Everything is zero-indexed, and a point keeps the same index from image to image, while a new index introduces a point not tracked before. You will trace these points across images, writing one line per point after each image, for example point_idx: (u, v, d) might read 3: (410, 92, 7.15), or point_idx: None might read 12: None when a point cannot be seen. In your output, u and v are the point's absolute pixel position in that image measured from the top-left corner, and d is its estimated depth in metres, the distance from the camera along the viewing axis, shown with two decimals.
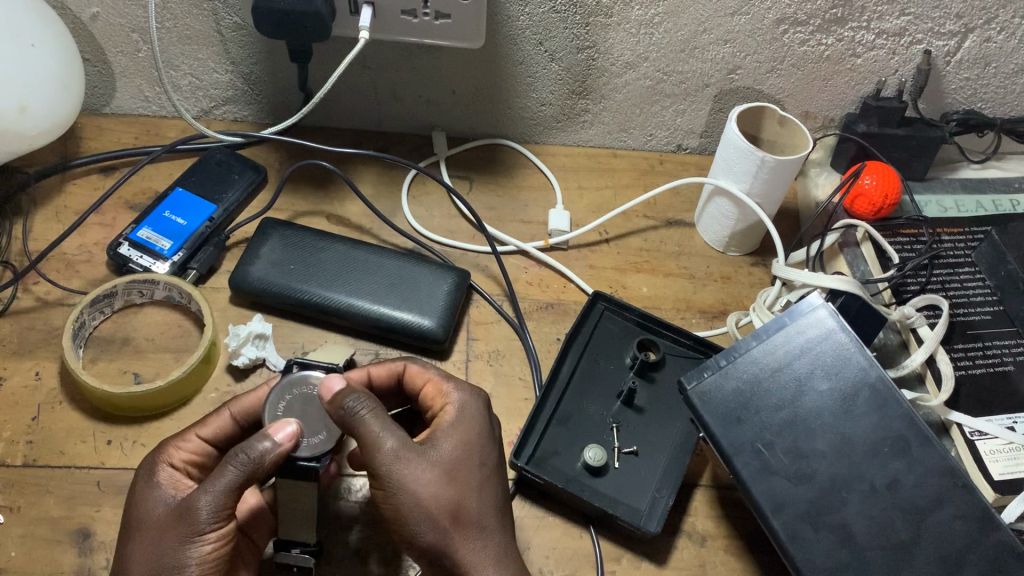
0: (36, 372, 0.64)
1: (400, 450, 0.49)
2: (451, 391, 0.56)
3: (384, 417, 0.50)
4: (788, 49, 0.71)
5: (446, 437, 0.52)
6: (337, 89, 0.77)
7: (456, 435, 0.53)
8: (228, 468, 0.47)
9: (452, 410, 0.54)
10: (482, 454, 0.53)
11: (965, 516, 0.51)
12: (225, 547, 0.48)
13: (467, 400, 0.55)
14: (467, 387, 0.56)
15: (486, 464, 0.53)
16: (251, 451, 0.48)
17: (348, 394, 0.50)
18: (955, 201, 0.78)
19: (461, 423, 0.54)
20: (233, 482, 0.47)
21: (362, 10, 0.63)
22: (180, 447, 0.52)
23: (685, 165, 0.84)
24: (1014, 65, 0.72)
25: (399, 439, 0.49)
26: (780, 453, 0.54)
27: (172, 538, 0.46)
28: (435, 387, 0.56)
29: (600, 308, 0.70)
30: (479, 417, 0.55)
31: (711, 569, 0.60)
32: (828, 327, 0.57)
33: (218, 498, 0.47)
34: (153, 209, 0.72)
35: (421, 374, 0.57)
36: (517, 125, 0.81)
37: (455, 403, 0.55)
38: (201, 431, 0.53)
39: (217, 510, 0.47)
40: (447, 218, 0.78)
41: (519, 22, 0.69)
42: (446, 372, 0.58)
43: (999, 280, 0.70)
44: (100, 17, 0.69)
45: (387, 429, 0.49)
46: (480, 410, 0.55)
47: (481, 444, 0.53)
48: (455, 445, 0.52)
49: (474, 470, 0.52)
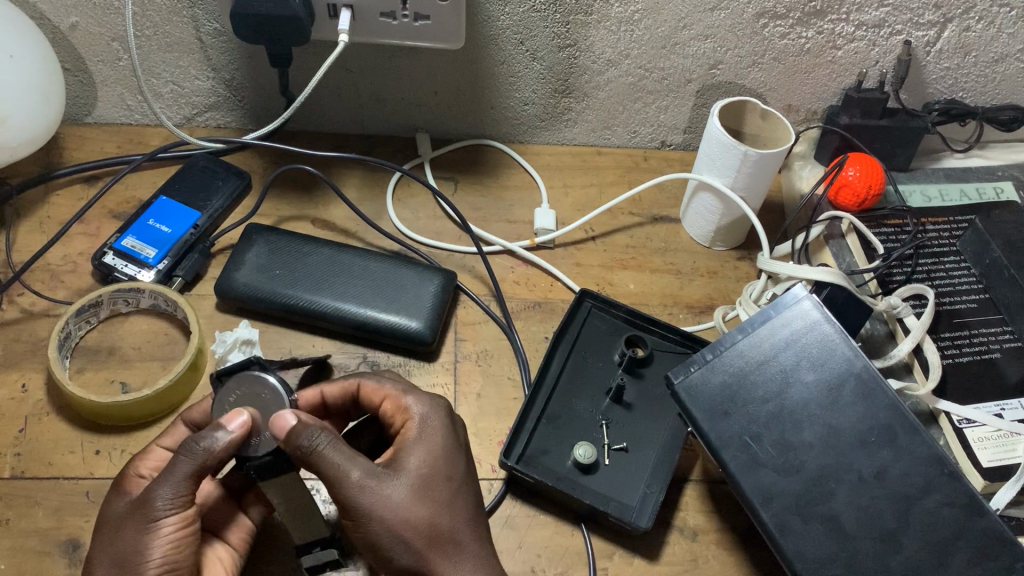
0: (22, 384, 0.64)
1: (369, 474, 0.49)
2: (411, 405, 0.55)
3: (343, 448, 0.48)
4: (769, 43, 0.72)
5: (411, 454, 0.52)
6: (319, 93, 0.77)
7: (426, 447, 0.53)
8: (179, 461, 0.46)
9: (415, 420, 0.54)
10: (450, 466, 0.53)
11: (953, 503, 0.52)
12: (186, 537, 0.48)
13: (427, 409, 0.55)
14: (427, 398, 0.56)
15: (454, 477, 0.53)
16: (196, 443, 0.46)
17: (304, 428, 0.47)
18: (940, 190, 0.78)
19: (429, 436, 0.54)
20: (187, 472, 0.47)
21: (342, 14, 0.63)
22: (144, 458, 0.52)
23: (669, 161, 0.84)
24: (994, 54, 0.73)
25: (363, 468, 0.48)
26: (768, 445, 0.54)
27: (131, 529, 0.47)
28: (394, 401, 0.56)
29: (587, 306, 0.70)
30: (442, 429, 0.55)
31: (703, 564, 0.60)
32: (813, 319, 0.58)
33: (174, 488, 0.47)
34: (137, 217, 0.71)
35: (377, 391, 0.56)
36: (501, 125, 0.81)
37: (416, 415, 0.55)
38: (163, 441, 0.54)
39: (171, 499, 0.47)
40: (433, 220, 0.78)
41: (499, 22, 0.69)
42: (403, 384, 0.57)
43: (984, 268, 0.70)
44: (80, 26, 0.69)
45: (349, 459, 0.48)
46: (444, 420, 0.55)
47: (450, 456, 0.53)
48: (425, 458, 0.52)
49: (446, 483, 0.52)
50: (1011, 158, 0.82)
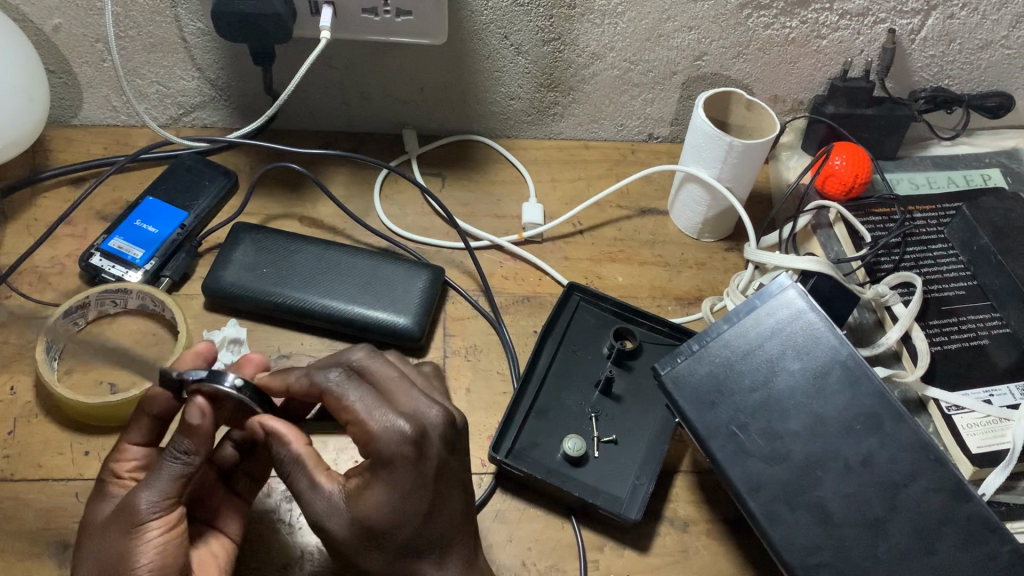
0: (11, 387, 0.64)
1: (326, 511, 0.48)
2: (372, 436, 0.46)
3: (310, 474, 0.48)
4: (753, 33, 0.72)
5: (371, 493, 0.46)
6: (305, 90, 0.77)
7: (384, 489, 0.46)
8: (165, 463, 0.48)
9: (376, 454, 0.46)
10: (412, 510, 0.46)
11: (939, 489, 0.52)
12: (174, 539, 0.48)
13: (387, 439, 0.46)
14: (391, 428, 0.46)
15: (416, 522, 0.46)
16: (179, 445, 0.48)
17: (277, 438, 0.49)
18: (927, 178, 0.78)
19: (390, 477, 0.46)
20: (173, 476, 0.47)
21: (323, 11, 0.63)
22: (118, 459, 0.51)
23: (657, 154, 0.84)
24: (979, 41, 0.73)
25: (326, 501, 0.48)
26: (754, 435, 0.54)
27: (117, 536, 0.47)
28: (356, 426, 0.47)
29: (576, 299, 0.70)
30: (407, 468, 0.46)
31: (693, 555, 0.60)
32: (798, 308, 0.58)
33: (159, 490, 0.47)
34: (124, 218, 0.71)
35: (342, 407, 0.48)
36: (488, 120, 0.81)
37: (377, 447, 0.46)
38: (132, 436, 0.52)
39: (156, 502, 0.47)
40: (421, 216, 0.78)
41: (482, 17, 0.69)
42: (370, 399, 0.47)
43: (972, 255, 0.70)
44: (63, 28, 0.69)
45: (313, 488, 0.48)
46: (409, 455, 0.46)
47: (414, 497, 0.46)
48: (382, 504, 0.46)
49: (404, 530, 0.46)
50: (999, 145, 0.82)
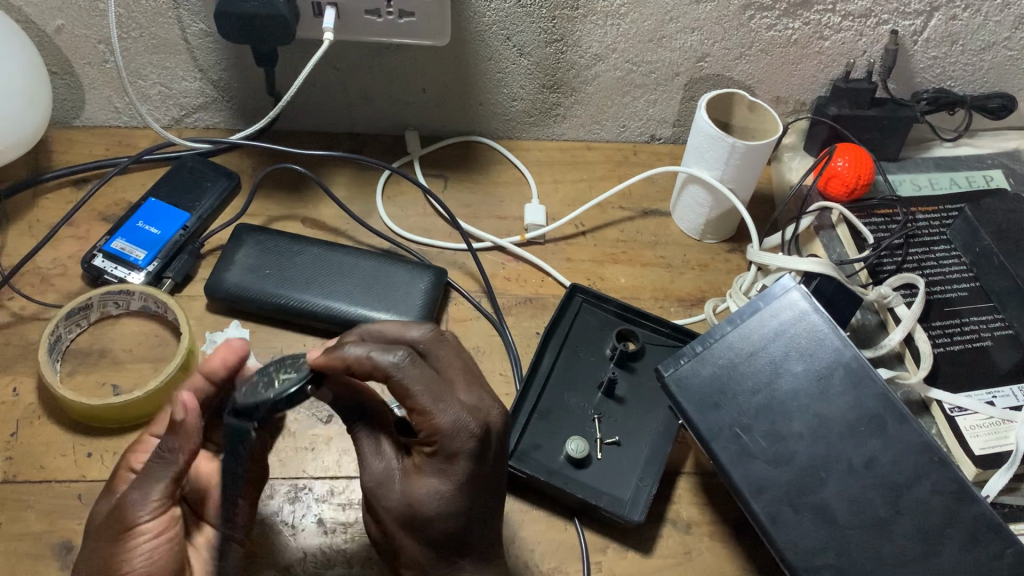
0: (13, 388, 0.64)
1: (382, 479, 0.48)
2: (440, 430, 0.45)
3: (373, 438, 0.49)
4: (756, 35, 0.71)
5: (427, 482, 0.47)
6: (307, 91, 0.77)
7: (440, 479, 0.46)
8: (153, 463, 0.48)
9: (441, 447, 0.46)
10: (463, 502, 0.47)
11: (942, 491, 0.52)
12: (167, 540, 0.48)
13: (454, 434, 0.45)
14: (456, 424, 0.45)
15: (464, 512, 0.47)
16: (167, 443, 0.48)
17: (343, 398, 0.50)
18: (930, 179, 0.78)
19: (447, 469, 0.46)
20: (162, 474, 0.48)
21: (326, 12, 0.63)
22: (136, 451, 0.53)
23: (659, 155, 0.84)
24: (982, 43, 0.73)
25: (381, 470, 0.48)
26: (758, 436, 0.54)
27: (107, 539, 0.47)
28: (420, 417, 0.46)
29: (578, 301, 0.70)
30: (467, 464, 0.46)
31: (696, 556, 0.60)
32: (801, 309, 0.58)
33: (147, 489, 0.47)
34: (127, 219, 0.71)
35: (404, 394, 0.45)
36: (490, 122, 0.81)
37: (443, 438, 0.45)
38: (155, 430, 0.54)
39: (146, 503, 0.47)
40: (423, 217, 0.78)
41: (485, 18, 0.69)
42: (437, 389, 0.46)
43: (974, 256, 0.70)
44: (65, 29, 0.69)
45: (374, 454, 0.49)
46: (471, 454, 0.46)
47: (466, 491, 0.47)
48: (434, 495, 0.46)
49: (454, 518, 0.47)
50: (1001, 146, 0.82)
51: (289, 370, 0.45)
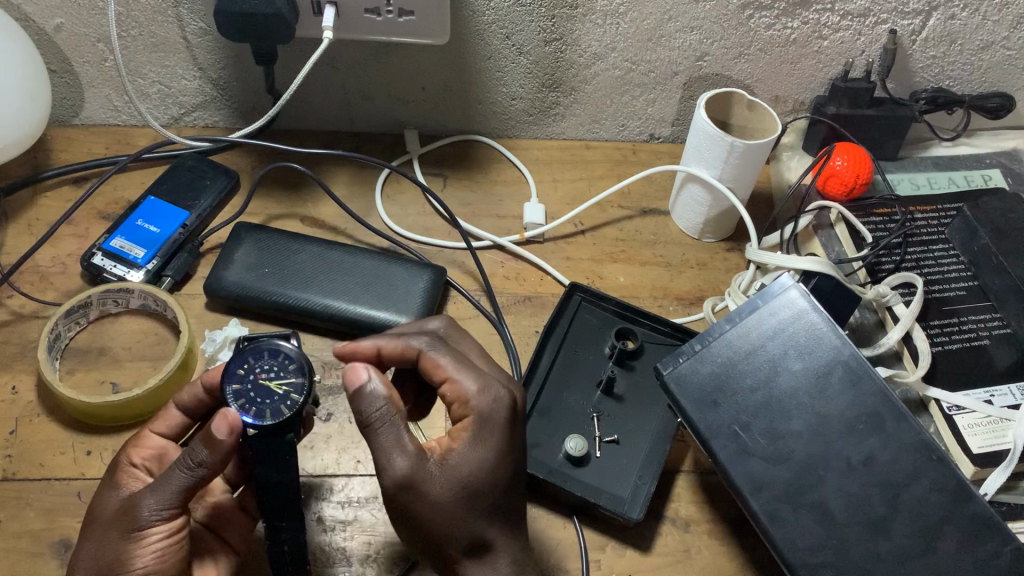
0: (13, 386, 0.64)
1: (415, 469, 0.46)
2: (470, 395, 0.49)
3: (399, 429, 0.47)
4: (755, 34, 0.72)
5: (467, 450, 0.48)
6: (307, 89, 0.77)
7: (481, 446, 0.48)
8: (176, 472, 0.47)
9: (473, 412, 0.49)
10: (505, 469, 0.49)
11: (941, 489, 0.52)
12: (173, 543, 0.49)
13: (485, 399, 0.49)
14: (491, 387, 0.50)
15: (505, 481, 0.49)
16: (195, 457, 0.47)
17: (370, 394, 0.47)
18: (928, 178, 0.79)
19: (485, 436, 0.49)
20: (180, 485, 0.47)
21: (325, 10, 0.63)
22: (137, 447, 0.53)
23: (658, 154, 0.84)
24: (980, 42, 0.73)
25: (411, 459, 0.47)
26: (757, 434, 0.54)
27: (116, 537, 0.47)
28: (453, 388, 0.50)
29: (577, 300, 0.70)
30: (503, 426, 0.49)
31: (695, 554, 0.60)
32: (800, 307, 0.58)
33: (162, 498, 0.47)
34: (126, 217, 0.71)
35: (438, 368, 0.51)
36: (489, 120, 0.81)
37: (479, 406, 0.49)
38: (155, 426, 0.54)
39: (159, 510, 0.47)
40: (422, 216, 0.78)
41: (484, 17, 0.69)
42: (462, 361, 0.51)
43: (972, 255, 0.70)
44: (65, 27, 0.69)
45: (398, 447, 0.47)
46: (504, 414, 0.49)
47: (506, 458, 0.49)
48: (475, 462, 0.48)
49: (493, 491, 0.48)
50: (999, 146, 0.82)
51: (276, 371, 0.50)
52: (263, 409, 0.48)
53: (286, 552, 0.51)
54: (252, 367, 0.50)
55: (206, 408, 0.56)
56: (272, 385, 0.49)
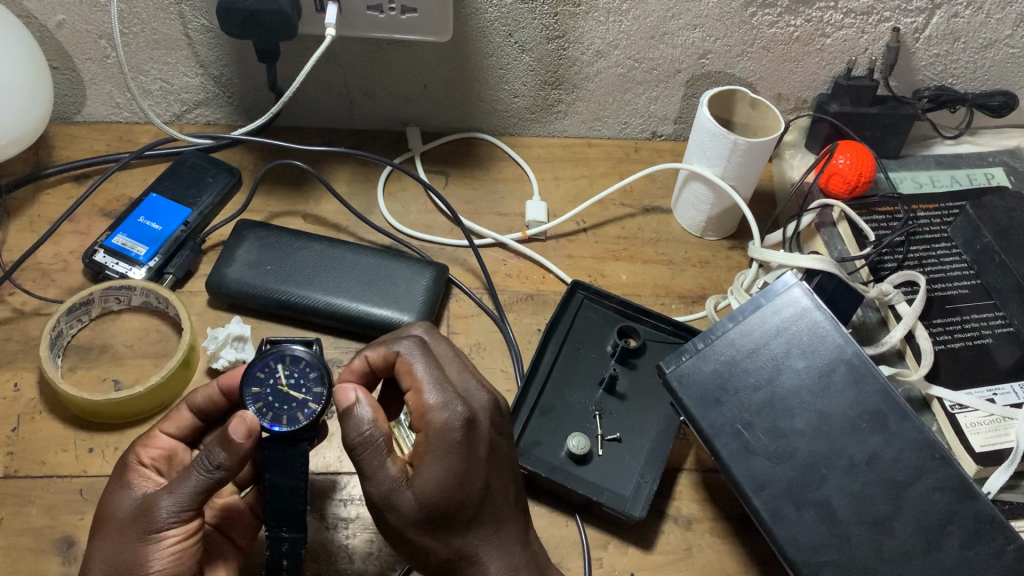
0: (15, 383, 0.64)
1: (383, 492, 0.47)
2: (428, 408, 0.48)
3: (382, 454, 0.47)
4: (758, 32, 0.71)
5: (427, 471, 0.47)
6: (310, 87, 0.77)
7: (441, 465, 0.47)
8: (193, 473, 0.47)
9: (428, 427, 0.48)
10: (467, 487, 0.47)
11: (943, 487, 0.52)
12: (188, 547, 0.48)
13: (439, 413, 0.48)
14: (447, 399, 0.48)
15: (471, 498, 0.48)
16: (212, 458, 0.46)
17: (357, 415, 0.47)
18: (931, 177, 0.79)
19: (442, 455, 0.47)
20: (196, 487, 0.47)
21: (327, 8, 0.63)
22: (146, 447, 0.53)
23: (660, 152, 0.84)
24: (983, 40, 0.73)
25: (382, 484, 0.47)
26: (759, 432, 0.54)
27: (131, 539, 0.46)
28: (416, 399, 0.49)
29: (580, 297, 0.70)
30: (457, 444, 0.47)
31: (697, 552, 0.60)
32: (804, 306, 0.57)
33: (179, 499, 0.46)
34: (128, 215, 0.71)
35: (409, 373, 0.50)
36: (491, 118, 0.81)
37: (433, 423, 0.48)
38: (165, 427, 0.54)
39: (176, 512, 0.46)
40: (424, 213, 0.78)
41: (487, 14, 0.69)
42: (433, 369, 0.50)
43: (975, 254, 0.70)
44: (66, 24, 0.69)
45: (379, 470, 0.47)
46: (458, 429, 0.47)
47: (466, 476, 0.47)
48: (436, 482, 0.46)
49: (462, 505, 0.47)
50: (1002, 144, 0.82)
51: (296, 379, 0.50)
52: (280, 415, 0.49)
53: (286, 566, 0.49)
54: (271, 372, 0.50)
55: (216, 409, 0.56)
56: (291, 391, 0.50)
